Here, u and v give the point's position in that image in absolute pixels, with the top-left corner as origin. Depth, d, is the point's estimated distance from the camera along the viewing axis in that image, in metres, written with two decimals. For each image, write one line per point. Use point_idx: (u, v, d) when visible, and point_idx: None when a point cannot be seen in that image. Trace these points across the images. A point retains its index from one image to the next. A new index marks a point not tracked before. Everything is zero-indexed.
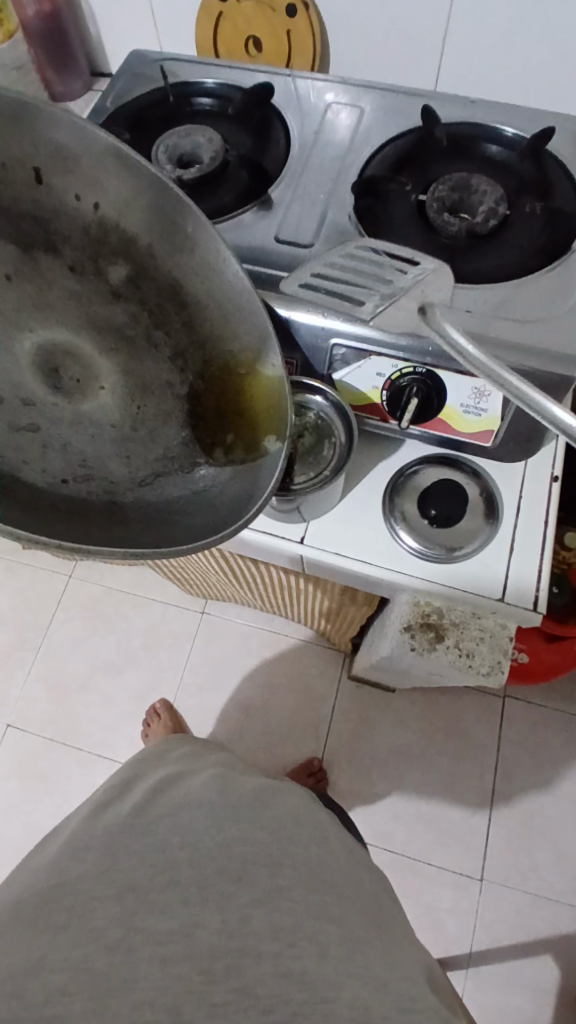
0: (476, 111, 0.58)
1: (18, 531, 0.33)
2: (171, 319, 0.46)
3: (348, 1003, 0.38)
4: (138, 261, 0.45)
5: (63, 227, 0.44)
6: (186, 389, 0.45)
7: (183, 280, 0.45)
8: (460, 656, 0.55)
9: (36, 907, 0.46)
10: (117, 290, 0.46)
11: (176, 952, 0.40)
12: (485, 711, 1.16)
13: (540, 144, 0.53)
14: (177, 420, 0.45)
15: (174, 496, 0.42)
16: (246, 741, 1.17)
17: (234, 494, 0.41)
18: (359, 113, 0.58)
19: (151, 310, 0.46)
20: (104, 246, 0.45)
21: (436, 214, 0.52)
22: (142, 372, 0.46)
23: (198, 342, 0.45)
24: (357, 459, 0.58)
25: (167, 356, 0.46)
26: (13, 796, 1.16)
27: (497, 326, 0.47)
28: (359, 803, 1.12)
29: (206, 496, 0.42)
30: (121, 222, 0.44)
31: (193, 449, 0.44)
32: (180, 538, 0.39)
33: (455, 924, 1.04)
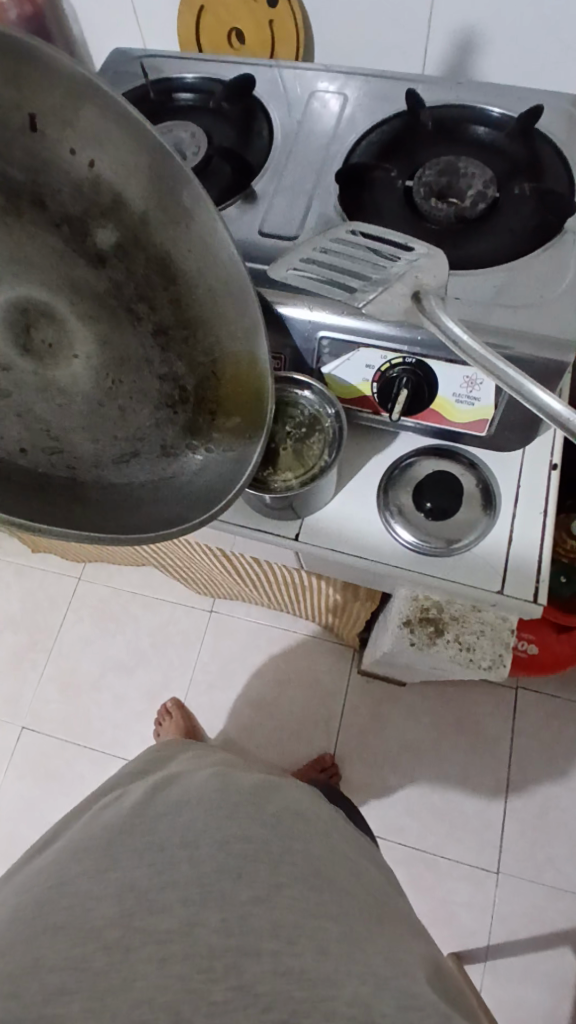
0: (462, 94, 0.57)
1: None
2: (158, 294, 0.46)
3: (347, 1000, 0.38)
4: (129, 229, 0.45)
5: (51, 181, 0.44)
6: (165, 369, 0.46)
7: (174, 256, 0.45)
8: (461, 650, 0.55)
9: (36, 906, 0.45)
10: (102, 254, 0.46)
11: (175, 951, 0.40)
12: (498, 703, 1.15)
13: (530, 124, 0.52)
14: (150, 400, 0.46)
15: (138, 480, 0.44)
16: (258, 738, 1.17)
17: (200, 485, 0.44)
18: (342, 101, 0.57)
19: (137, 282, 0.46)
20: (95, 205, 0.45)
21: (423, 199, 0.52)
22: (120, 345, 0.47)
23: (181, 324, 0.46)
24: (350, 453, 0.57)
25: (150, 331, 0.46)
26: (29, 797, 1.18)
27: (486, 311, 0.46)
28: (372, 798, 1.12)
29: (172, 484, 0.44)
30: (118, 185, 0.44)
31: (166, 430, 0.46)
32: (139, 524, 0.41)
33: (471, 917, 1.03)
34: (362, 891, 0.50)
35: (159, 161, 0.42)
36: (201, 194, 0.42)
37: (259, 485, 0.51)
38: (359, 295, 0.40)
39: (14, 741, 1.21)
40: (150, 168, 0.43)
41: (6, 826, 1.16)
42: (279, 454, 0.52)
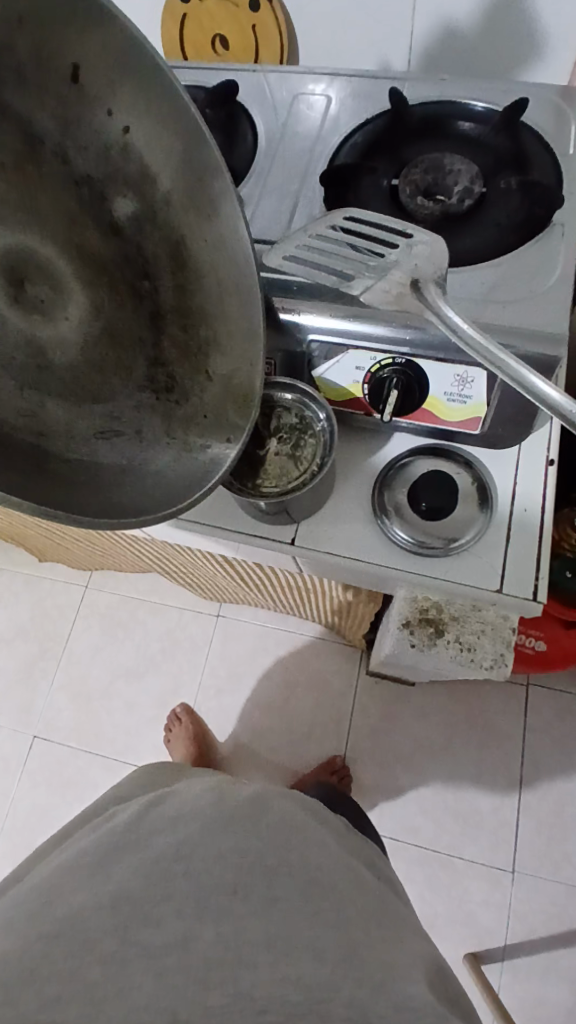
0: (446, 89, 0.56)
1: None
2: (163, 277, 0.43)
3: (344, 1002, 0.38)
4: (150, 206, 0.42)
5: (79, 139, 0.40)
6: (155, 353, 0.44)
7: (190, 244, 0.42)
8: (462, 650, 0.55)
9: (34, 915, 0.45)
10: (117, 224, 0.43)
11: (171, 962, 0.40)
12: (508, 699, 1.14)
13: (514, 116, 0.51)
14: (133, 381, 0.43)
15: (105, 461, 0.41)
16: (268, 741, 1.17)
17: (170, 479, 0.41)
18: (326, 98, 0.57)
19: (145, 259, 0.43)
20: (116, 173, 0.41)
21: (409, 198, 0.52)
22: (112, 316, 0.43)
23: (181, 312, 0.44)
24: (340, 458, 0.57)
25: (147, 311, 0.44)
26: (44, 804, 1.18)
27: (477, 306, 0.45)
28: (385, 799, 1.11)
29: (138, 474, 0.41)
30: (147, 161, 0.41)
31: (142, 416, 0.43)
32: (98, 508, 0.38)
33: (488, 917, 1.03)
34: (362, 900, 0.50)
35: (193, 145, 0.39)
36: (230, 192, 0.40)
37: (255, 488, 0.51)
38: (355, 284, 0.40)
39: (27, 751, 1.22)
40: (185, 150, 0.39)
41: (22, 835, 1.17)
42: (272, 457, 0.51)
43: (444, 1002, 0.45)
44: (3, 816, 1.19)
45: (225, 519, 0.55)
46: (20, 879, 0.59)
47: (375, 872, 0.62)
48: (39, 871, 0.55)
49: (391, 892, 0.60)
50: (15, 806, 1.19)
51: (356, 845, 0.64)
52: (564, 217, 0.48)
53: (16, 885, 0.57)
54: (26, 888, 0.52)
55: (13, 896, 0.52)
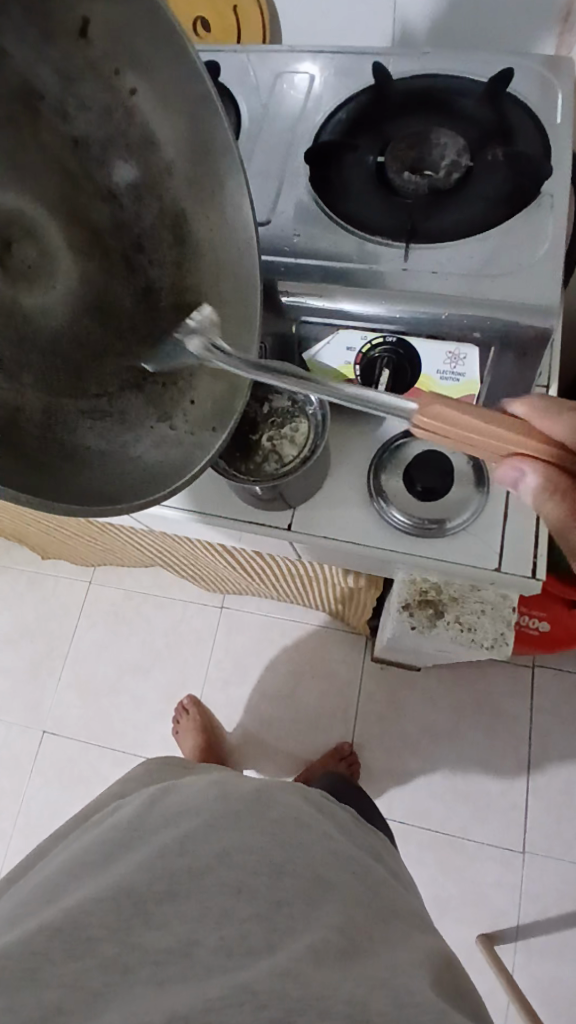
0: (431, 62, 0.55)
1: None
2: (160, 250, 0.41)
3: (344, 1000, 0.38)
4: (152, 176, 0.40)
5: (80, 97, 0.36)
6: (143, 328, 0.42)
7: (189, 217, 0.41)
8: (462, 631, 0.56)
9: (36, 914, 0.45)
10: (115, 190, 0.40)
11: (173, 970, 0.39)
12: (515, 682, 1.13)
13: (499, 87, 0.50)
14: (122, 358, 0.41)
15: (84, 443, 0.38)
16: (276, 730, 1.17)
17: (153, 464, 0.40)
18: (309, 77, 0.56)
19: (142, 232, 0.41)
20: (119, 135, 0.38)
21: (395, 174, 0.51)
22: (103, 291, 0.41)
23: (174, 290, 0.42)
24: (333, 446, 0.56)
25: (140, 286, 0.41)
26: (56, 799, 1.19)
27: (471, 281, 0.45)
28: (393, 784, 1.11)
29: (119, 458, 0.39)
30: (153, 127, 0.38)
31: (128, 394, 0.40)
32: (72, 496, 0.35)
33: (500, 898, 1.03)
34: (366, 896, 0.50)
35: (201, 116, 0.38)
36: (237, 164, 0.40)
37: (248, 473, 0.51)
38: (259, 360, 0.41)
39: (38, 747, 1.23)
40: (194, 123, 0.39)
41: (36, 830, 1.18)
42: (265, 442, 0.51)
43: (449, 992, 0.45)
44: (16, 813, 1.20)
45: (221, 507, 0.55)
46: (28, 874, 0.60)
47: (380, 862, 0.62)
48: (46, 867, 0.56)
49: (397, 880, 0.60)
50: (28, 802, 1.20)
51: (362, 836, 0.64)
52: (553, 189, 0.48)
53: (25, 879, 0.57)
54: (32, 884, 0.53)
55: (20, 893, 0.52)
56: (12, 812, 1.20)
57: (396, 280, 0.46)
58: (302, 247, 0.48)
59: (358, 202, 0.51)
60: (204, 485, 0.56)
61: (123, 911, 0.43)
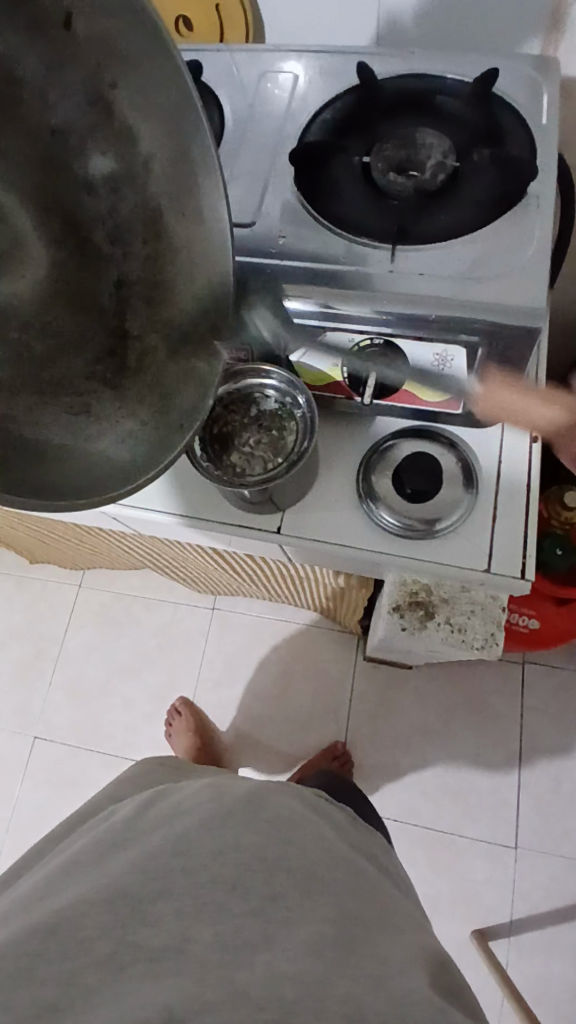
0: (416, 62, 0.55)
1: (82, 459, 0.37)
2: (134, 243, 0.40)
3: (339, 999, 0.38)
4: (129, 168, 0.39)
5: (63, 84, 0.36)
6: (112, 322, 0.41)
7: (167, 217, 0.40)
8: (452, 631, 0.57)
9: (27, 913, 0.45)
10: (92, 182, 0.39)
11: (168, 967, 0.39)
12: (506, 679, 1.14)
13: (487, 86, 0.50)
14: (89, 351, 0.41)
15: (48, 437, 0.37)
16: (267, 729, 1.17)
17: (117, 463, 0.38)
18: (294, 76, 0.56)
19: (118, 224, 0.40)
20: (99, 128, 0.38)
21: (383, 175, 0.50)
22: (77, 282, 0.41)
23: (148, 283, 0.41)
24: (323, 445, 0.56)
25: (113, 280, 0.41)
26: (47, 803, 1.18)
27: (451, 283, 0.45)
28: (386, 781, 1.12)
29: (81, 455, 0.37)
30: (133, 123, 0.37)
31: (94, 389, 0.40)
32: (22, 490, 0.34)
33: (492, 894, 1.04)
34: (360, 900, 0.50)
35: (178, 109, 0.36)
36: (215, 171, 0.38)
37: (236, 477, 0.50)
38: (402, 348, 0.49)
39: (27, 751, 1.22)
40: (171, 116, 0.37)
41: (25, 836, 1.17)
42: (253, 446, 0.51)
43: (442, 990, 0.45)
44: (6, 819, 1.19)
45: (210, 509, 0.55)
46: (19, 878, 0.59)
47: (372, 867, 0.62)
48: (36, 872, 0.55)
49: (390, 883, 0.60)
50: (17, 806, 1.19)
51: (354, 837, 0.64)
52: (539, 189, 0.48)
53: (15, 884, 0.56)
54: (24, 888, 0.52)
55: (11, 896, 0.52)
56: (2, 817, 1.19)
57: (382, 281, 0.45)
58: (288, 247, 0.48)
59: (344, 204, 0.51)
60: (192, 486, 0.56)
61: (117, 908, 0.42)
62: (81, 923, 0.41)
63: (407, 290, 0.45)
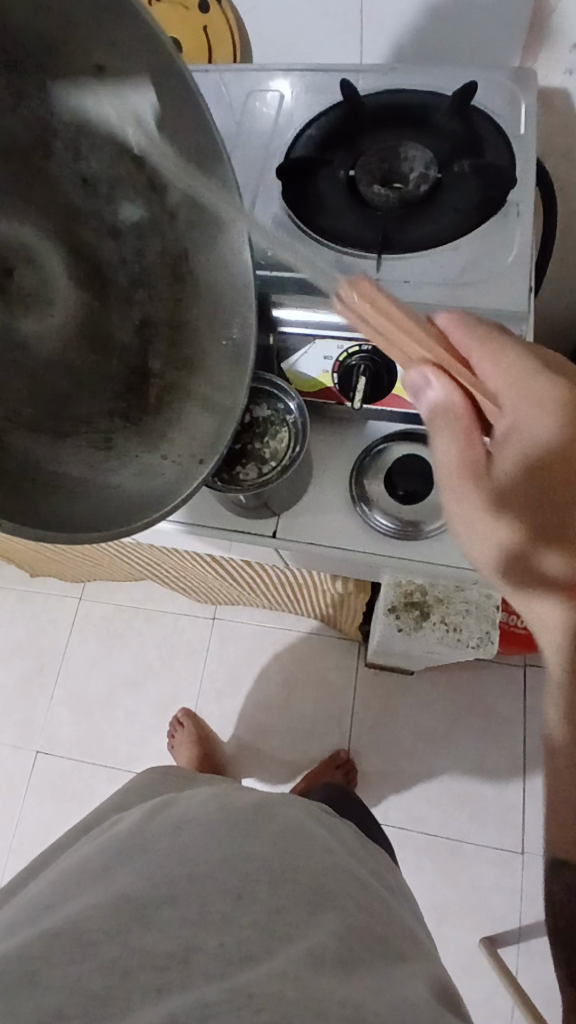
0: (398, 79, 0.57)
1: (101, 495, 0.40)
2: (157, 283, 0.42)
3: (338, 1002, 0.38)
4: (155, 218, 0.39)
5: None
6: (135, 356, 0.43)
7: (193, 259, 0.40)
8: (447, 630, 0.60)
9: (31, 923, 0.45)
10: (118, 229, 0.40)
11: (173, 975, 0.39)
12: (508, 683, 1.14)
13: (464, 100, 0.51)
14: (111, 388, 0.43)
15: (66, 468, 0.40)
16: (270, 739, 1.17)
17: (134, 493, 0.41)
18: (280, 94, 0.57)
19: (144, 266, 0.41)
20: (127, 176, 0.37)
21: (366, 187, 0.52)
22: (101, 319, 0.43)
23: (171, 322, 0.42)
24: (316, 452, 0.57)
25: (136, 320, 0.43)
26: (51, 817, 1.18)
27: (436, 290, 0.46)
28: (390, 790, 1.11)
29: (98, 487, 0.40)
30: (160, 173, 0.37)
31: (112, 423, 0.42)
32: (38, 521, 0.37)
33: (500, 901, 1.03)
34: (361, 908, 0.50)
35: (201, 162, 0.36)
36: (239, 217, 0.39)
37: (230, 483, 0.51)
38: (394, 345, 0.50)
39: (31, 766, 1.22)
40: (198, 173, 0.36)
41: (30, 851, 1.17)
42: (245, 452, 0.52)
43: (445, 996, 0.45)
44: (10, 834, 1.19)
45: (206, 516, 0.56)
46: (22, 888, 0.59)
47: (374, 875, 0.62)
48: (39, 881, 0.55)
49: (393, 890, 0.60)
50: (21, 821, 1.19)
51: (357, 843, 0.64)
52: (519, 197, 0.49)
53: (19, 893, 0.57)
54: (27, 897, 0.52)
55: (14, 905, 0.52)
56: (6, 833, 1.19)
57: None
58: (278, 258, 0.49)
59: (331, 215, 0.52)
60: (188, 495, 0.57)
61: (122, 917, 0.42)
62: (86, 932, 0.41)
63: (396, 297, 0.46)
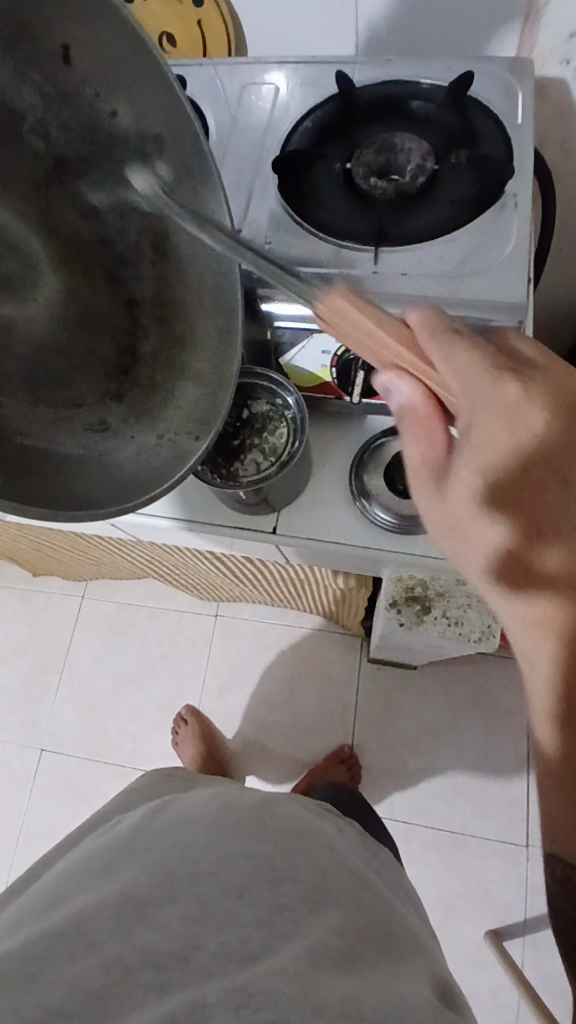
0: (394, 69, 0.56)
1: (102, 472, 0.39)
2: (141, 262, 0.41)
3: (338, 999, 0.38)
4: (134, 192, 0.39)
5: None
6: (126, 338, 0.42)
7: (174, 235, 0.40)
8: (449, 624, 0.61)
9: (33, 923, 0.45)
10: (96, 209, 0.39)
11: (173, 974, 0.39)
12: (510, 677, 1.14)
13: (461, 91, 0.51)
14: (104, 367, 0.42)
15: (63, 448, 0.39)
16: (274, 735, 1.17)
17: (133, 470, 0.40)
18: (275, 87, 0.57)
19: (124, 247, 0.41)
20: (101, 157, 0.37)
21: (363, 180, 0.52)
22: (87, 303, 0.42)
23: (158, 299, 0.41)
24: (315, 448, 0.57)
25: (123, 299, 0.42)
26: (57, 815, 1.19)
27: (432, 283, 0.46)
28: (394, 785, 1.11)
29: (98, 465, 0.39)
30: (135, 147, 0.37)
31: (106, 403, 0.41)
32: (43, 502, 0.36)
33: (505, 893, 1.03)
34: (362, 904, 0.50)
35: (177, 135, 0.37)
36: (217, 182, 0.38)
37: (229, 479, 0.51)
38: None
39: (36, 764, 1.22)
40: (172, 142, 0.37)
41: (36, 849, 1.17)
42: (244, 448, 0.52)
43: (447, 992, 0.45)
44: (17, 832, 1.19)
45: (206, 513, 0.56)
46: (28, 887, 0.60)
47: (378, 871, 0.62)
48: (44, 879, 0.55)
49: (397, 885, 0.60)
50: (27, 819, 1.19)
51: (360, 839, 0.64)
52: (516, 187, 0.49)
53: (25, 891, 0.57)
54: (31, 895, 0.52)
55: (18, 904, 0.52)
56: (13, 830, 1.19)
57: (367, 284, 0.47)
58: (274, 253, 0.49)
59: (326, 209, 0.52)
60: (187, 493, 0.56)
61: (123, 916, 0.42)
62: (87, 932, 0.41)
63: (391, 291, 0.46)
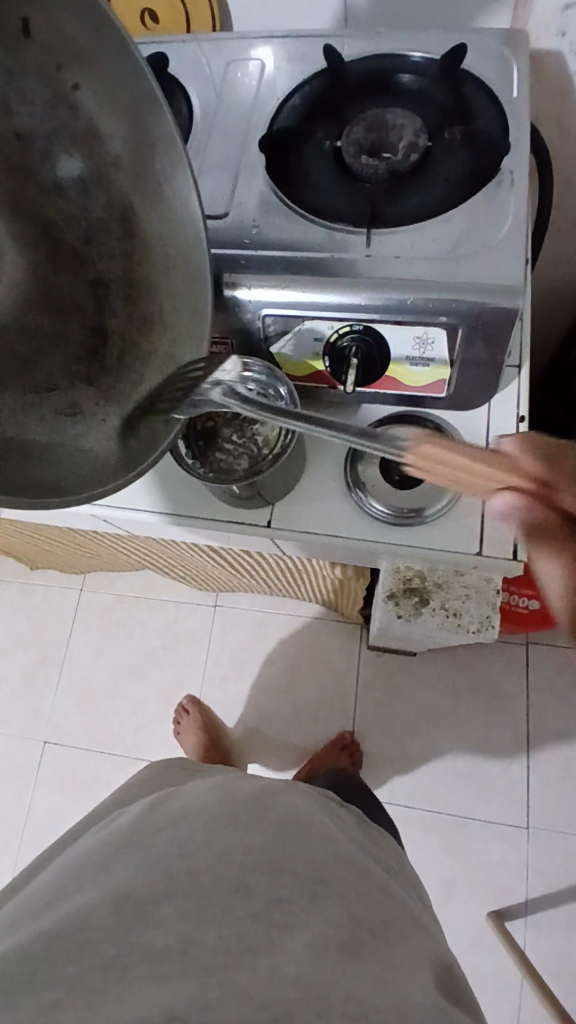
0: (384, 43, 0.54)
1: (76, 459, 0.36)
2: (109, 240, 0.39)
3: (338, 995, 0.38)
4: (97, 168, 0.38)
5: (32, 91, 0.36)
6: (93, 319, 0.40)
7: (139, 212, 0.40)
8: (448, 617, 0.60)
9: (32, 920, 0.45)
10: (61, 185, 0.38)
11: (171, 969, 0.39)
12: (510, 661, 1.14)
13: (454, 64, 0.49)
14: (70, 350, 0.39)
15: (32, 433, 0.36)
16: (275, 723, 1.17)
17: (108, 458, 0.37)
18: (261, 63, 0.55)
19: (90, 224, 0.39)
20: (65, 129, 0.37)
21: (352, 158, 0.50)
22: (53, 283, 0.40)
23: (126, 280, 0.40)
24: (309, 438, 0.56)
25: (89, 279, 0.40)
26: (60, 806, 1.19)
27: (425, 265, 0.44)
28: (396, 770, 1.12)
29: (70, 451, 0.36)
30: (98, 124, 0.37)
31: (76, 389, 0.38)
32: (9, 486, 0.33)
33: (507, 875, 1.04)
34: (363, 897, 0.50)
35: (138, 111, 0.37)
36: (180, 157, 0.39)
37: (219, 473, 0.50)
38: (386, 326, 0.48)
39: (38, 756, 1.23)
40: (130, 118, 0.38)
41: (41, 839, 1.18)
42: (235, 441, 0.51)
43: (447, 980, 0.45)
44: (21, 823, 1.20)
45: (198, 507, 0.55)
46: (30, 882, 0.60)
47: (379, 861, 0.62)
48: (45, 875, 0.55)
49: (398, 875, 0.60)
50: (31, 811, 1.20)
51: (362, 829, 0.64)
52: (514, 164, 0.47)
53: (26, 887, 0.57)
54: (33, 892, 0.52)
55: (19, 901, 0.52)
56: (17, 822, 1.20)
57: (360, 268, 0.45)
58: (261, 238, 0.48)
59: (316, 190, 0.50)
60: (179, 487, 0.55)
61: (121, 912, 0.42)
62: (85, 929, 0.41)
63: (384, 276, 0.45)
